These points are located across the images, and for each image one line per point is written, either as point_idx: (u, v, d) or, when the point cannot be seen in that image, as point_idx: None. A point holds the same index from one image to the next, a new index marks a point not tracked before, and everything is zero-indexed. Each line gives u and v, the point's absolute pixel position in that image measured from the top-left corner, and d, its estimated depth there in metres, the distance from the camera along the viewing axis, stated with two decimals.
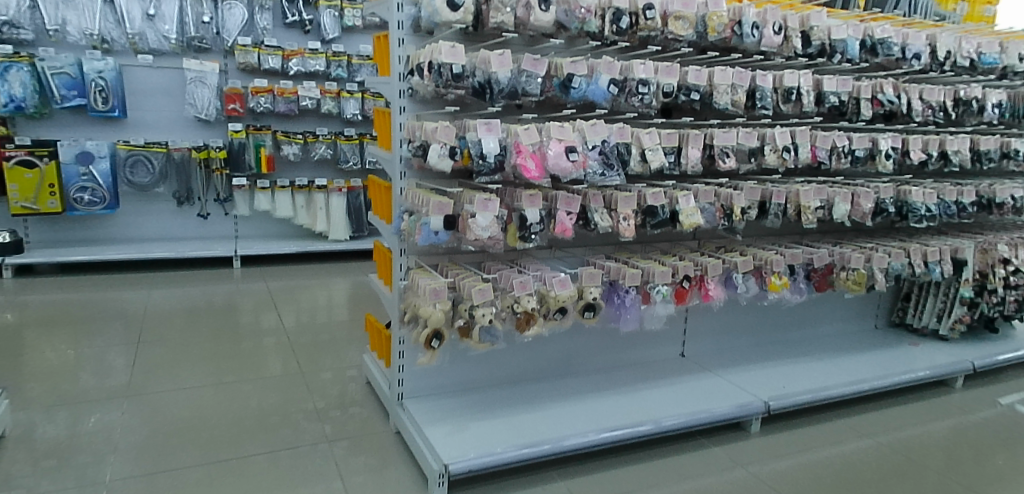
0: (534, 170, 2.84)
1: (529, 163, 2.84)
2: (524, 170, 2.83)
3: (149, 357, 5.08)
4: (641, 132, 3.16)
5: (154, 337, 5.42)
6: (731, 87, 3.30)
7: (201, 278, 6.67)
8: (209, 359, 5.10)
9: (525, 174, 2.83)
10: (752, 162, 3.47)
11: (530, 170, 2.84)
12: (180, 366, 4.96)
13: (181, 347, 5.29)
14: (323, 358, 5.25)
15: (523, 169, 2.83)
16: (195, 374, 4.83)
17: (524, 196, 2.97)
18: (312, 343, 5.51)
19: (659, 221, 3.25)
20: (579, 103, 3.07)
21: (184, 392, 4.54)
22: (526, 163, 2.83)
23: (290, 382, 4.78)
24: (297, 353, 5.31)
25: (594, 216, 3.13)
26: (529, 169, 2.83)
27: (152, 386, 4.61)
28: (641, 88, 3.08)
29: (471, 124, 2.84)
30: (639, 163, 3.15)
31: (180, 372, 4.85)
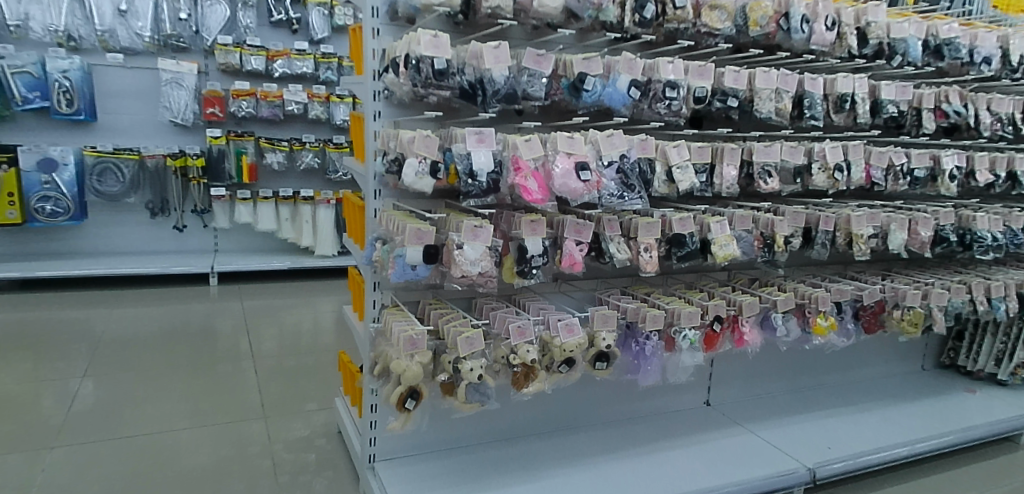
0: (536, 192, 2.30)
1: (530, 184, 2.29)
2: (524, 192, 2.28)
3: (115, 384, 4.50)
4: (667, 146, 2.61)
5: (123, 362, 4.84)
6: (775, 93, 2.75)
7: (176, 296, 6.12)
8: (182, 387, 4.52)
9: (525, 198, 2.28)
10: (798, 183, 2.94)
11: (531, 192, 2.29)
12: (150, 394, 4.37)
13: (151, 373, 4.70)
14: (308, 385, 4.68)
15: (523, 191, 2.28)
16: (165, 405, 4.24)
17: (524, 223, 2.42)
18: (297, 368, 4.94)
19: (687, 253, 2.70)
20: (592, 109, 2.52)
21: (150, 426, 3.95)
22: (527, 184, 2.29)
23: (270, 411, 4.23)
24: (280, 379, 4.74)
25: (609, 246, 2.59)
26: (530, 191, 2.29)
27: (115, 419, 4.02)
28: (669, 91, 2.52)
29: (458, 134, 2.30)
30: (665, 185, 2.61)
31: (148, 403, 4.26)
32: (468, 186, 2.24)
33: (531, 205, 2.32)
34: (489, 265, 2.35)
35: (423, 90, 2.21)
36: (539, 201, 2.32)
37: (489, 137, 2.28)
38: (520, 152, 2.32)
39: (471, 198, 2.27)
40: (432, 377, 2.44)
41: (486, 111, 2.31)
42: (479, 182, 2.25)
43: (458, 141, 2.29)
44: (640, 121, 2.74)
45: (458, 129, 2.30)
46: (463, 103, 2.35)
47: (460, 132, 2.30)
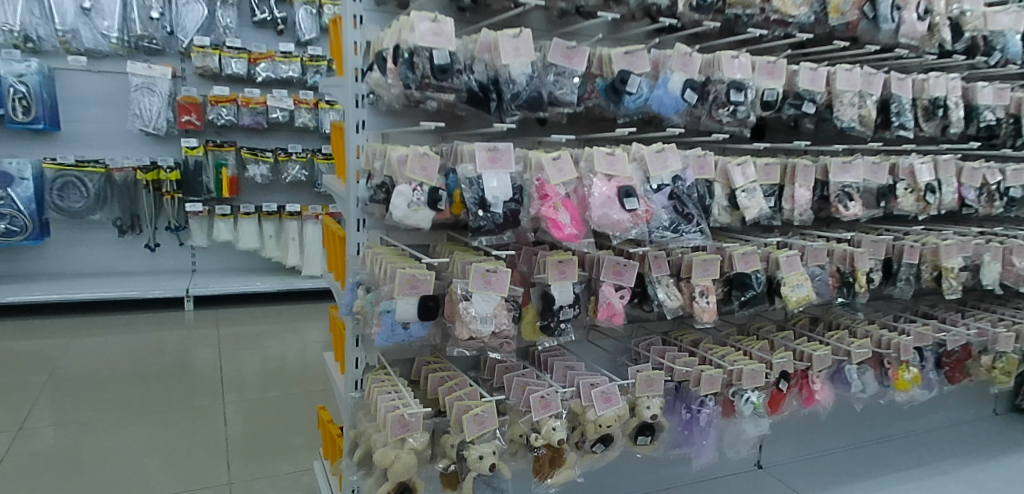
0: (569, 226, 1.73)
1: (563, 217, 1.73)
2: (555, 228, 1.72)
3: (76, 425, 3.86)
4: (729, 163, 2.06)
5: (87, 398, 4.21)
6: (858, 96, 2.21)
7: (149, 323, 5.54)
8: (154, 427, 3.87)
9: (557, 236, 1.72)
10: (882, 208, 2.38)
11: (565, 228, 1.73)
12: (114, 439, 3.72)
13: (118, 413, 4.06)
14: (297, 420, 4.07)
15: (554, 226, 1.72)
16: (132, 452, 3.60)
17: (551, 265, 1.86)
18: (285, 402, 4.32)
19: (751, 296, 2.16)
20: (635, 117, 1.99)
21: (114, 481, 3.32)
22: (558, 216, 1.73)
23: (251, 452, 3.65)
24: (265, 414, 4.11)
25: (655, 290, 2.04)
26: (564, 226, 1.73)
27: (73, 471, 3.38)
28: (735, 94, 1.97)
29: (465, 150, 1.75)
30: (727, 212, 2.06)
31: (111, 450, 3.61)
32: (480, 218, 1.69)
33: (562, 244, 1.76)
34: (506, 322, 1.79)
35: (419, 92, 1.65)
36: (573, 239, 1.76)
37: (506, 153, 1.75)
38: (546, 173, 1.77)
39: (481, 236, 1.71)
40: (429, 464, 1.86)
41: (500, 120, 1.76)
42: (494, 213, 1.70)
43: (466, 160, 1.75)
44: (691, 131, 2.19)
45: (465, 143, 1.75)
46: (471, 110, 1.80)
47: (468, 147, 1.75)
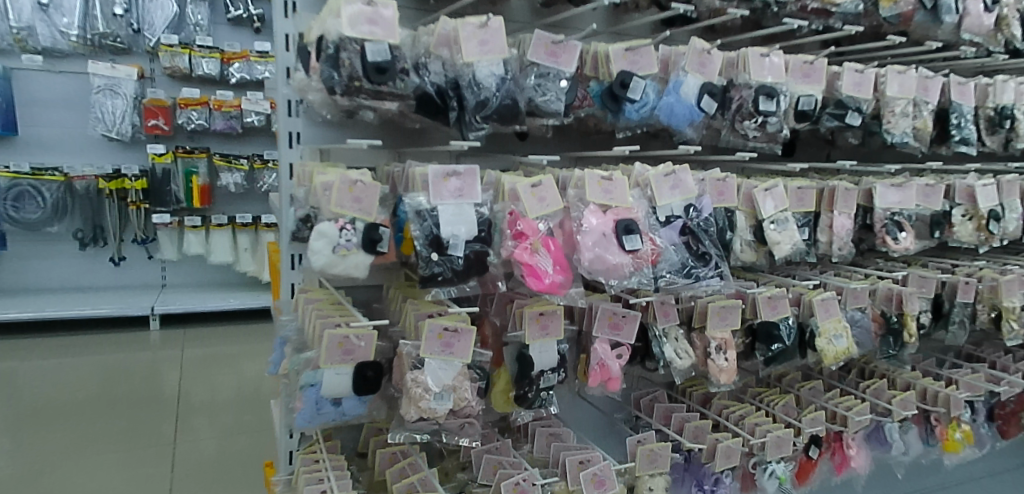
0: (551, 274, 1.33)
1: (544, 263, 1.32)
2: (534, 278, 1.31)
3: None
4: (756, 188, 1.64)
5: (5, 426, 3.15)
6: (911, 105, 1.81)
7: (92, 346, 4.55)
8: (111, 441, 3.10)
9: (536, 288, 1.31)
10: (937, 238, 1.96)
11: (547, 276, 1.32)
12: (52, 459, 2.91)
13: (62, 420, 3.23)
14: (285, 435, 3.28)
15: (533, 275, 1.31)
16: (76, 480, 2.78)
17: (530, 319, 1.45)
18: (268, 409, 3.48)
19: (780, 350, 1.74)
20: (638, 130, 1.59)
21: None
22: (538, 262, 1.32)
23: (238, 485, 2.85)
24: (243, 431, 3.27)
25: (664, 349, 1.61)
26: (546, 275, 1.32)
27: None
28: (764, 102, 1.56)
29: (417, 174, 1.35)
30: (752, 248, 1.65)
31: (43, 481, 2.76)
32: (433, 266, 1.28)
33: (544, 297, 1.35)
34: (469, 396, 1.37)
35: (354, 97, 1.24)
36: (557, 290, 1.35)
37: (471, 178, 1.34)
38: (522, 204, 1.38)
39: (435, 287, 1.30)
40: None
41: (463, 135, 1.34)
42: (453, 259, 1.29)
43: (418, 187, 1.34)
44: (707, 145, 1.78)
45: (416, 166, 1.34)
46: (427, 122, 1.38)
47: (420, 171, 1.34)
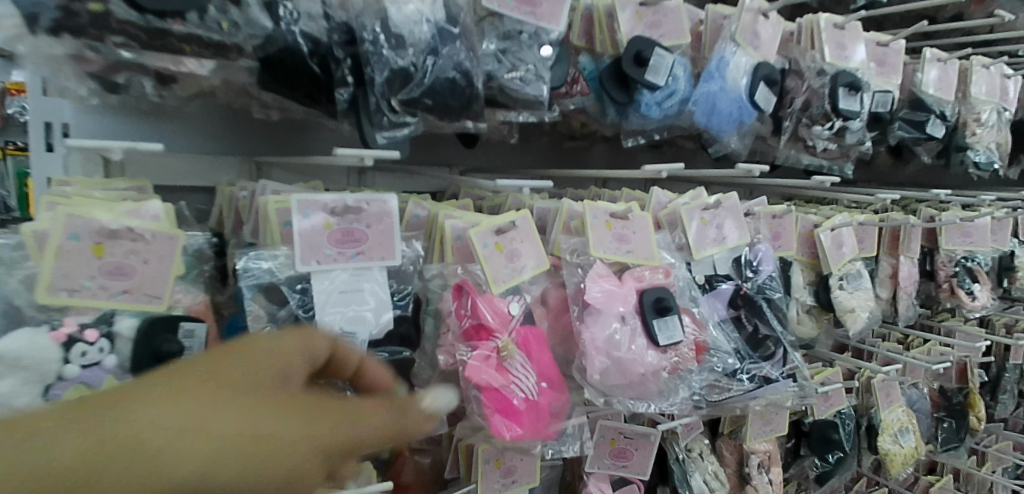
0: (532, 405, 0.70)
1: (523, 384, 0.70)
2: (506, 416, 0.68)
3: None
4: (814, 227, 1.11)
5: None
6: (995, 114, 1.33)
7: None
8: None
9: (511, 435, 0.68)
10: (1003, 288, 1.52)
11: (530, 409, 0.70)
12: None
13: None
14: None
15: (504, 411, 0.69)
16: None
17: (486, 464, 0.82)
18: None
19: (838, 461, 1.23)
20: (656, 135, 0.99)
21: None
22: (513, 382, 0.70)
23: None
24: None
25: (691, 478, 1.04)
26: (529, 406, 0.70)
27: None
28: (847, 98, 1.01)
29: (267, 208, 0.66)
30: (812, 317, 1.10)
31: None
32: None
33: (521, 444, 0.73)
34: None
35: (104, 47, 0.57)
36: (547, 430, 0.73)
37: (381, 219, 0.68)
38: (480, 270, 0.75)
39: None
40: None
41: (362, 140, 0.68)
42: None
43: (274, 240, 0.66)
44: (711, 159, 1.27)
45: (265, 198, 0.66)
46: (294, 108, 0.71)
47: (274, 204, 0.66)
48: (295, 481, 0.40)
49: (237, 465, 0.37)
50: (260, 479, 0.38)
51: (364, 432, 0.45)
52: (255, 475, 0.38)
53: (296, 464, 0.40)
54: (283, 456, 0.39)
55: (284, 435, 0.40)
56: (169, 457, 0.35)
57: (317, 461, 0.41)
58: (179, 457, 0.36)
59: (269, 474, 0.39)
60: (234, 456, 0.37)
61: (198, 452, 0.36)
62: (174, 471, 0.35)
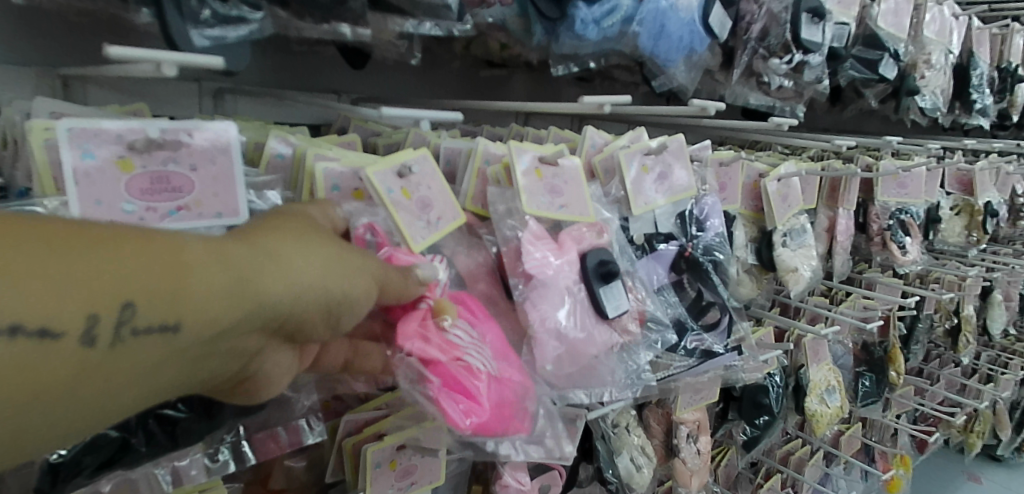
0: (492, 380, 0.53)
1: (478, 355, 0.52)
2: (463, 398, 0.51)
3: None
4: (760, 176, 0.99)
5: None
6: (944, 55, 1.24)
7: None
8: None
9: (475, 424, 0.51)
10: (929, 240, 1.48)
11: (490, 390, 0.53)
12: None
13: None
14: None
15: (459, 392, 0.51)
16: None
17: (377, 467, 0.66)
18: None
19: (766, 425, 1.14)
20: (592, 63, 0.80)
21: None
22: (467, 354, 0.52)
23: None
24: None
25: (620, 461, 0.92)
26: (488, 383, 0.52)
27: None
28: (810, 26, 0.87)
29: (36, 143, 0.44)
30: (753, 278, 1.00)
31: None
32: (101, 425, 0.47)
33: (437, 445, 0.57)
34: None
35: None
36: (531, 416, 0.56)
37: (214, 158, 0.47)
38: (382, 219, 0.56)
39: (114, 472, 0.50)
40: None
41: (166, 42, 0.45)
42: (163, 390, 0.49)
43: (45, 189, 0.44)
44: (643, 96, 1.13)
45: (31, 121, 0.43)
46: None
47: (41, 133, 0.44)
48: (330, 310, 0.37)
49: (282, 275, 0.34)
50: (303, 299, 0.35)
51: (383, 273, 0.42)
52: (301, 288, 0.35)
53: (335, 284, 0.37)
54: (326, 270, 0.36)
55: (321, 255, 0.37)
56: (227, 257, 0.32)
57: (354, 290, 0.38)
58: (231, 257, 0.32)
59: (311, 292, 0.35)
60: (285, 264, 0.34)
61: (249, 258, 0.33)
62: (231, 268, 0.31)
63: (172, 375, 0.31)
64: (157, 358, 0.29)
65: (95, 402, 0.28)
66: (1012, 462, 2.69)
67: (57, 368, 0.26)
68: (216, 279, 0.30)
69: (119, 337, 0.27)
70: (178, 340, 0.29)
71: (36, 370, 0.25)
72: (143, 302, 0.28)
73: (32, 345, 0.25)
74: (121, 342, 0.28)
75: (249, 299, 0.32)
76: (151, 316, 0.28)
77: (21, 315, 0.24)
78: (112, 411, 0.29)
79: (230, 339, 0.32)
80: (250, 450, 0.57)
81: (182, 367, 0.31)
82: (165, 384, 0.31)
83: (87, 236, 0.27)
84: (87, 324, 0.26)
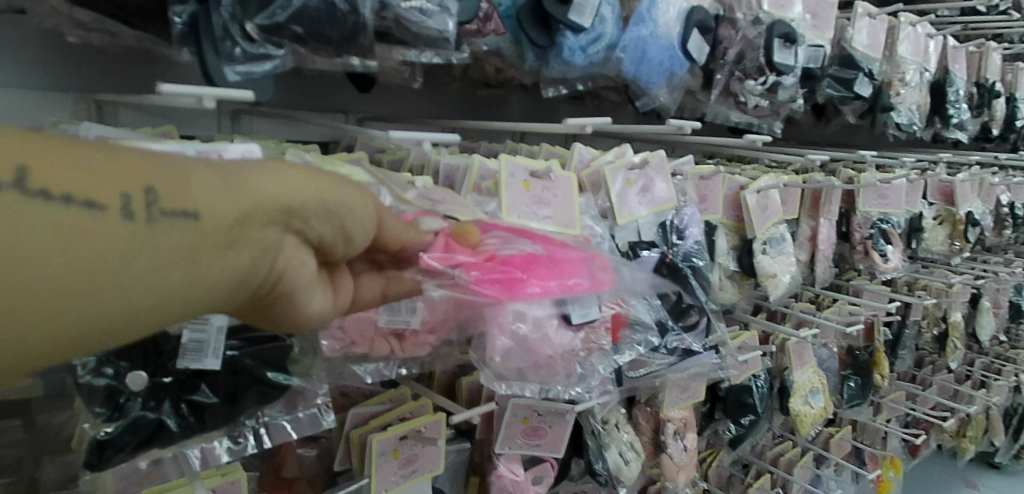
0: (530, 250, 0.61)
1: (509, 245, 0.60)
2: (516, 281, 0.59)
3: None
4: (741, 189, 1.05)
5: None
6: (919, 73, 1.31)
7: None
8: None
9: (535, 291, 0.60)
10: (910, 249, 1.54)
11: (535, 261, 0.61)
12: None
13: None
14: None
15: (511, 277, 0.58)
16: None
17: (381, 455, 0.72)
18: None
19: (751, 424, 1.21)
20: (581, 86, 0.88)
21: None
22: (502, 251, 0.59)
23: None
24: None
25: (609, 454, 0.99)
26: (528, 259, 0.60)
27: None
28: (783, 52, 0.94)
29: None
30: (734, 283, 1.06)
31: None
32: (139, 408, 0.54)
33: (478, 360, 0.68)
34: None
35: None
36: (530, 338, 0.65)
37: None
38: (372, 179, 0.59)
39: (150, 451, 0.56)
40: None
41: (205, 78, 0.54)
42: (193, 377, 0.56)
43: None
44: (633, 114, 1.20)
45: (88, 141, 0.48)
46: (119, 32, 0.57)
47: None
48: (337, 211, 0.38)
49: (283, 176, 0.35)
50: (309, 197, 0.36)
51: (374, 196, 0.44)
52: (303, 185, 0.36)
53: (333, 187, 0.38)
54: (323, 177, 0.38)
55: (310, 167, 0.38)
56: (224, 165, 0.33)
57: (355, 199, 0.40)
58: (224, 165, 0.33)
59: (314, 190, 0.37)
60: (283, 169, 0.36)
61: (243, 166, 0.34)
62: (229, 170, 0.33)
63: (215, 272, 0.31)
64: (192, 246, 0.30)
65: (144, 283, 0.29)
66: (1009, 469, 2.72)
67: (102, 242, 0.27)
68: (219, 176, 0.32)
69: (153, 217, 0.28)
70: (208, 225, 0.30)
71: (79, 241, 0.26)
72: (164, 185, 0.29)
73: (75, 216, 0.26)
74: (156, 224, 0.28)
75: (258, 191, 0.33)
76: (176, 200, 0.29)
77: (60, 182, 0.26)
78: (159, 300, 0.29)
79: (256, 234, 0.33)
80: (266, 437, 0.63)
81: (217, 260, 0.31)
82: (208, 278, 0.31)
83: (91, 145, 0.29)
84: (119, 202, 0.27)
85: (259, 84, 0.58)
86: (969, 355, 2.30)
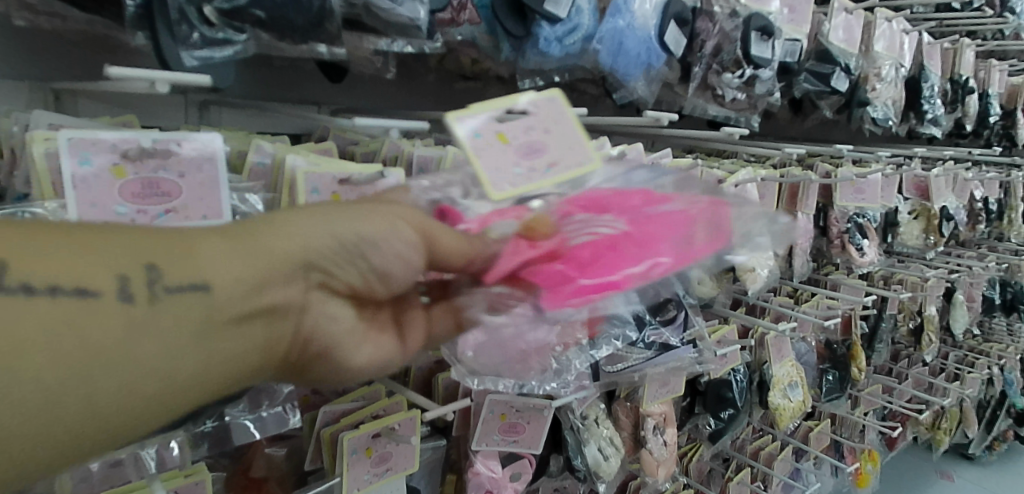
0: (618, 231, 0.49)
1: (591, 228, 0.49)
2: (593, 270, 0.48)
3: None
4: (719, 183, 1.05)
5: None
6: (894, 68, 1.32)
7: None
8: None
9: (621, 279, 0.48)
10: (886, 243, 1.55)
11: (624, 243, 0.49)
12: None
13: None
14: None
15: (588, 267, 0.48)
16: None
17: (352, 454, 0.70)
18: None
19: (730, 418, 1.20)
20: (556, 79, 0.87)
21: None
22: (575, 238, 0.48)
23: None
24: None
25: (589, 449, 0.98)
26: (613, 243, 0.48)
27: None
28: (759, 45, 0.94)
29: (37, 152, 0.49)
30: (713, 277, 1.06)
31: None
32: None
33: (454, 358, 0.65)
34: None
35: None
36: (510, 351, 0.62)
37: (200, 166, 0.53)
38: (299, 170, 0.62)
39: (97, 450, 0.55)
40: None
41: (160, 62, 0.52)
42: None
43: (45, 193, 0.50)
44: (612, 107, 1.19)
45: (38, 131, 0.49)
46: (70, 15, 0.55)
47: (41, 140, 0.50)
48: (364, 246, 0.38)
49: (292, 228, 0.36)
50: (321, 240, 0.36)
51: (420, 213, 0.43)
52: (314, 231, 0.36)
53: (358, 221, 0.38)
54: (342, 214, 0.38)
55: (331, 205, 0.38)
56: (231, 227, 0.35)
57: (394, 236, 0.39)
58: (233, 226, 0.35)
59: (329, 233, 0.37)
60: (296, 217, 0.36)
61: (255, 225, 0.35)
62: (237, 234, 0.34)
63: (232, 340, 0.33)
64: (201, 318, 0.32)
65: (157, 359, 0.31)
66: (983, 461, 2.76)
67: (108, 327, 0.29)
68: (224, 244, 0.33)
69: (155, 296, 0.30)
70: (213, 294, 0.32)
71: (82, 333, 0.29)
72: (165, 263, 0.31)
73: (73, 304, 0.28)
74: (159, 300, 0.31)
75: (262, 250, 0.34)
76: (177, 275, 0.31)
77: (52, 277, 0.28)
78: (176, 378, 0.31)
79: (271, 293, 0.34)
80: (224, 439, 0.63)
81: (229, 330, 0.33)
82: (224, 349, 0.33)
83: (100, 226, 0.32)
84: (119, 285, 0.30)
85: (215, 69, 0.56)
86: (945, 349, 2.33)
